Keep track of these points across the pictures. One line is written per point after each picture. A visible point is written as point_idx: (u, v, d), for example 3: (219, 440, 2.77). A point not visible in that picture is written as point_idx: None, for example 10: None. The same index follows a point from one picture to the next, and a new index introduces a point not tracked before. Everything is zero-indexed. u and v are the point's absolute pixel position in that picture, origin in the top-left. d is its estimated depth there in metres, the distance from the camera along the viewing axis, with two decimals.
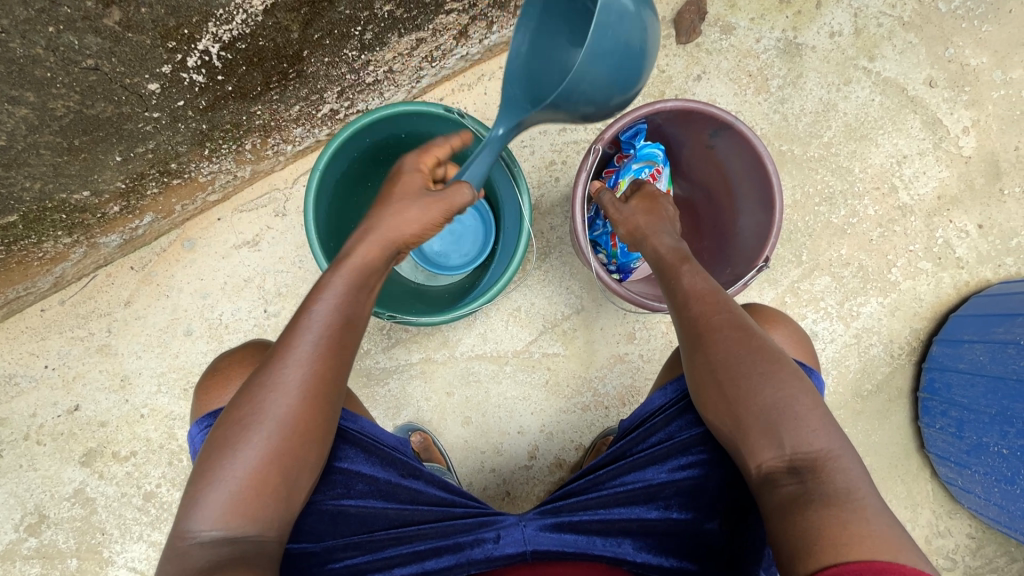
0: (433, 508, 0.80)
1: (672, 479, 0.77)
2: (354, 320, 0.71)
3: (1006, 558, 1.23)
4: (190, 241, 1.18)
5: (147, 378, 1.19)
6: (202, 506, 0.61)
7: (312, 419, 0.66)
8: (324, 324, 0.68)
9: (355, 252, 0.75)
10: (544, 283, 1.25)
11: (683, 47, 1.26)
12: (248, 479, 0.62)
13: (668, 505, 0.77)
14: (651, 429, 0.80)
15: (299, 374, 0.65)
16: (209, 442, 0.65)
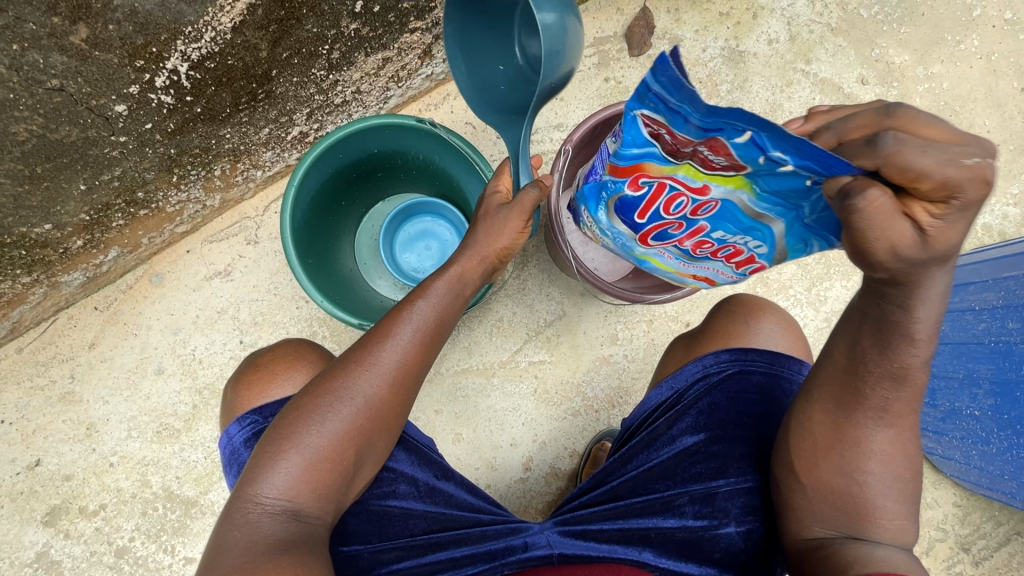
0: (464, 513, 0.78)
1: (684, 488, 0.76)
2: (448, 324, 0.75)
3: (993, 523, 1.25)
4: (158, 276, 1.15)
5: (116, 424, 1.13)
6: (281, 466, 0.64)
7: (394, 407, 0.70)
8: (424, 320, 0.73)
9: (463, 257, 0.78)
10: (523, 292, 1.26)
11: (636, 59, 1.33)
12: (328, 450, 0.65)
13: (684, 513, 0.75)
14: (655, 433, 0.79)
15: (393, 363, 0.69)
16: (293, 405, 0.67)
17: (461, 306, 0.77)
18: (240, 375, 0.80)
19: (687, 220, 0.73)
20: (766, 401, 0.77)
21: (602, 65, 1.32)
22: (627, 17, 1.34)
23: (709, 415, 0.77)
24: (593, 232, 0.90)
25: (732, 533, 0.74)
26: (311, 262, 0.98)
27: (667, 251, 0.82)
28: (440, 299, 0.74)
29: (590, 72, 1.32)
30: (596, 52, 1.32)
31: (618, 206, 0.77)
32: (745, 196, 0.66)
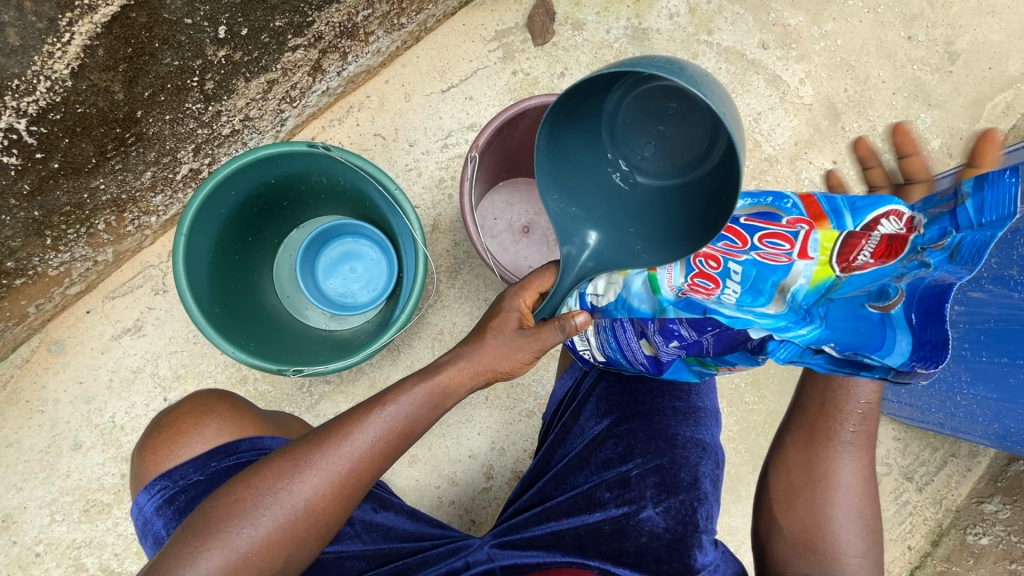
0: (404, 543, 0.75)
1: (601, 477, 0.75)
2: (418, 433, 0.70)
3: (931, 450, 1.31)
4: (58, 343, 1.05)
5: (36, 510, 1.04)
6: (199, 567, 0.60)
7: (332, 512, 0.65)
8: (390, 425, 0.67)
9: (454, 367, 0.71)
10: (460, 300, 1.23)
11: (541, 48, 1.31)
12: (253, 553, 0.62)
13: (606, 503, 0.73)
14: (566, 428, 0.81)
15: (338, 467, 0.65)
16: (225, 497, 0.64)
17: (437, 416, 0.72)
18: (151, 431, 0.77)
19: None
20: (657, 375, 0.78)
21: (508, 58, 1.29)
22: (527, 6, 1.31)
23: (609, 402, 0.79)
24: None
25: (654, 515, 0.71)
26: (220, 307, 0.92)
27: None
28: (418, 408, 0.69)
29: (497, 67, 1.29)
30: (500, 45, 1.29)
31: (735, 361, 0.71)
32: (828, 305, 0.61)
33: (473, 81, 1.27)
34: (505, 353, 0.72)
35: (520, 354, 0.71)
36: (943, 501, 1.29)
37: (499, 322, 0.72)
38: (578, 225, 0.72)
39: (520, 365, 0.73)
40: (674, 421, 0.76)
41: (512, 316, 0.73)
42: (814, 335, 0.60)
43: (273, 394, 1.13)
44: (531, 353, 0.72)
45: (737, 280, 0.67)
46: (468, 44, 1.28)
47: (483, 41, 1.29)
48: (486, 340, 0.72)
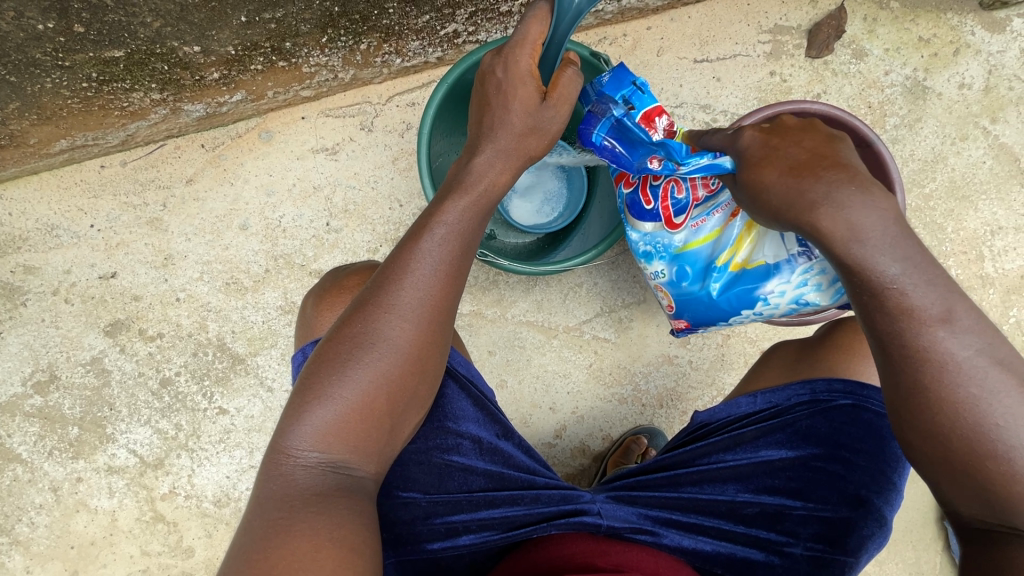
0: (520, 474, 0.78)
1: (757, 499, 0.76)
2: (470, 247, 0.69)
3: None
4: (268, 133, 1.13)
5: (191, 263, 1.14)
6: (310, 424, 0.62)
7: (429, 349, 0.66)
8: (445, 245, 0.67)
9: (492, 172, 0.71)
10: (611, 266, 1.22)
11: (811, 61, 1.22)
12: (358, 400, 0.63)
13: (751, 523, 0.75)
14: (737, 438, 0.79)
15: (415, 303, 0.65)
16: (320, 360, 0.64)
17: (483, 224, 0.72)
18: (322, 291, 0.80)
19: (707, 213, 0.82)
20: (871, 439, 0.76)
21: (772, 56, 1.21)
22: (818, 13, 1.21)
23: (809, 435, 0.77)
24: (660, 292, 0.89)
25: (798, 553, 0.74)
26: (441, 160, 0.97)
27: (708, 219, 0.82)
28: (463, 217, 0.68)
29: (757, 60, 1.20)
30: (772, 40, 1.21)
31: (629, 211, 0.87)
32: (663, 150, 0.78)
33: (728, 63, 1.20)
34: (542, 128, 0.73)
35: (556, 117, 0.74)
36: None
37: (518, 100, 0.71)
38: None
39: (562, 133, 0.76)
40: (858, 483, 0.75)
41: (531, 87, 0.71)
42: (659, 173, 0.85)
43: None
44: (565, 121, 0.75)
45: None
46: (742, 26, 1.20)
47: (758, 29, 1.21)
48: (509, 110, 0.72)
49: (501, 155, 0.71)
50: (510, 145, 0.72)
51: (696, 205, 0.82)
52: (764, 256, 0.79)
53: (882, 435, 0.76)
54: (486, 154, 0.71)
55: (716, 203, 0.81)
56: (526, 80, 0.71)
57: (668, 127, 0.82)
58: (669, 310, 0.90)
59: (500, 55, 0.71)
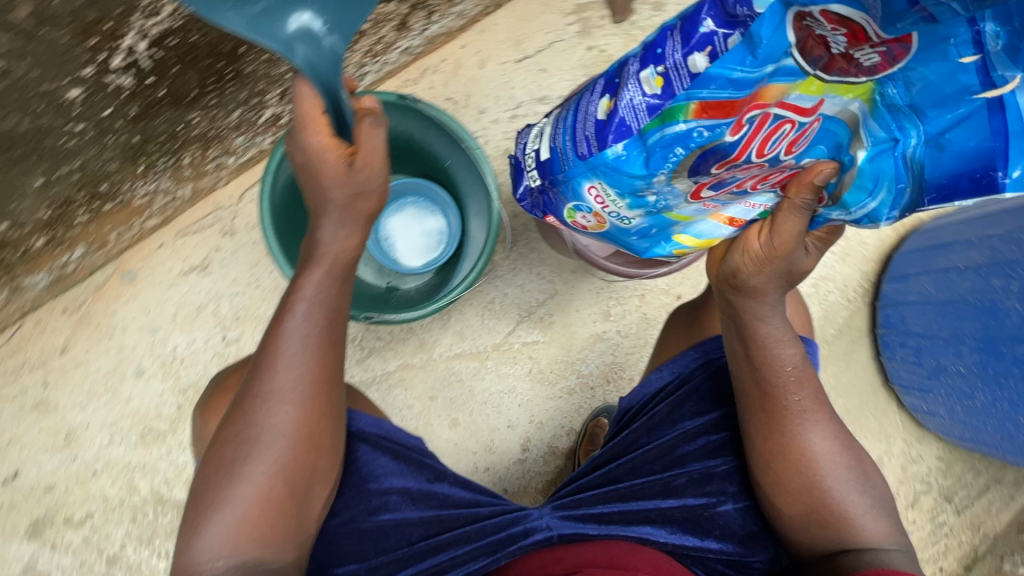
0: (461, 510, 0.78)
1: (684, 469, 0.77)
2: (339, 314, 0.71)
3: (969, 470, 1.38)
4: (130, 273, 1.09)
5: (96, 430, 1.08)
6: (213, 534, 0.61)
7: (320, 424, 0.67)
8: (310, 320, 0.68)
9: (337, 242, 0.73)
10: (514, 273, 1.25)
11: (619, 26, 1.29)
12: (257, 496, 0.63)
13: (684, 492, 0.76)
14: (654, 420, 0.80)
15: (292, 384, 0.65)
16: (211, 465, 0.64)
17: (347, 290, 0.74)
18: (207, 398, 0.79)
19: (729, 203, 0.71)
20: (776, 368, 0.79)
21: (584, 33, 1.28)
22: None
23: (718, 393, 0.79)
24: (596, 219, 0.77)
25: (731, 509, 0.75)
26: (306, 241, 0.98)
27: (723, 209, 0.72)
28: (321, 288, 0.70)
29: (572, 41, 1.27)
30: (578, 20, 1.28)
31: (707, 153, 0.63)
32: (862, 129, 0.60)
33: (546, 53, 1.26)
34: (365, 188, 0.73)
35: (373, 175, 0.73)
36: (980, 526, 1.37)
37: (327, 174, 0.71)
38: (285, 5, 0.71)
39: (387, 185, 0.76)
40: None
41: (333, 157, 0.70)
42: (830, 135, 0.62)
43: None
44: (384, 174, 0.74)
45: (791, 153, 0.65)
46: (547, 16, 1.27)
47: (562, 14, 1.27)
48: (325, 186, 0.72)
49: (341, 226, 0.74)
50: (343, 215, 0.73)
51: (736, 191, 0.69)
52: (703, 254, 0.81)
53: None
54: (327, 226, 0.73)
55: (748, 200, 0.70)
56: (327, 153, 0.70)
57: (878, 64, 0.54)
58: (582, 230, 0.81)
59: (295, 142, 0.73)
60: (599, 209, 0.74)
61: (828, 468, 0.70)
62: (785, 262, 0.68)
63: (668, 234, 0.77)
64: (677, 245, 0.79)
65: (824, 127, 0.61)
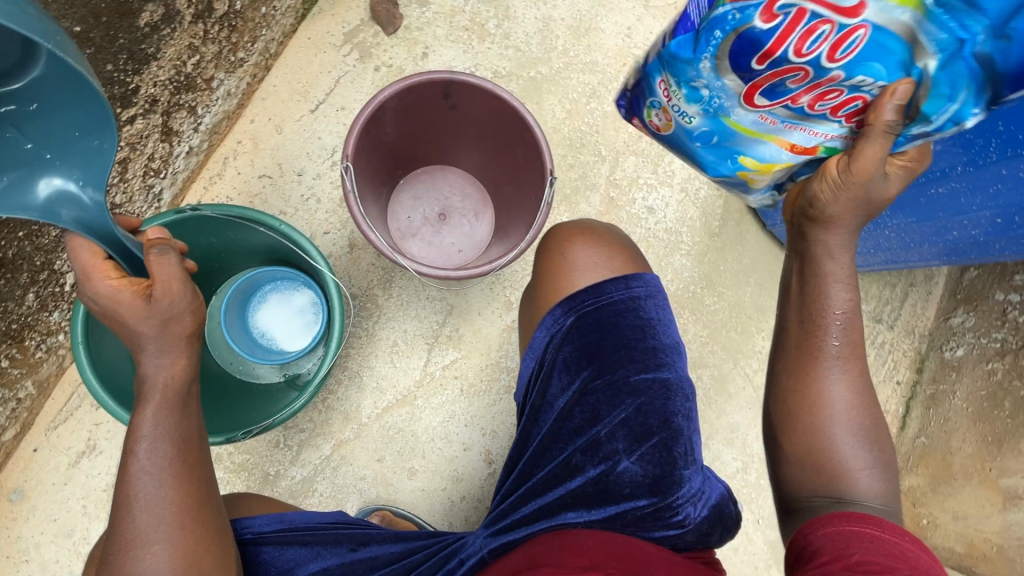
0: (393, 565, 0.74)
1: (574, 443, 0.72)
2: (193, 440, 0.71)
3: (886, 286, 1.46)
4: (19, 490, 1.03)
5: None
6: None
7: (200, 552, 0.65)
8: (157, 456, 0.67)
9: (163, 370, 0.70)
10: (404, 307, 1.23)
11: (395, 36, 1.28)
12: None
13: (583, 465, 0.71)
14: (536, 409, 0.74)
15: (154, 519, 0.65)
16: None
17: (194, 412, 0.73)
18: None
19: (783, 122, 0.68)
20: (627, 316, 0.74)
21: (365, 57, 1.26)
22: None
23: (578, 357, 0.73)
24: (659, 116, 0.76)
25: (631, 465, 0.71)
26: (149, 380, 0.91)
27: (779, 124, 0.69)
28: (160, 423, 0.69)
29: (357, 69, 1.25)
30: (353, 46, 1.25)
31: (735, 46, 0.58)
32: (920, 39, 0.55)
33: (337, 91, 1.23)
34: (171, 314, 0.70)
35: (177, 298, 0.70)
36: (915, 329, 1.45)
37: (128, 315, 0.68)
38: (27, 174, 0.68)
39: (200, 303, 0.73)
40: (636, 371, 0.72)
41: (128, 295, 0.68)
42: (891, 63, 0.58)
43: (251, 460, 1.14)
44: (192, 295, 0.71)
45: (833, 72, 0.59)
46: (322, 55, 1.23)
47: (336, 47, 1.24)
48: (130, 325, 0.69)
49: (162, 356, 0.70)
50: (161, 343, 0.70)
51: (795, 108, 0.65)
52: (767, 182, 0.81)
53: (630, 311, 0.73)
54: (146, 360, 0.70)
55: (805, 123, 0.68)
56: (119, 293, 0.68)
57: None
58: (656, 130, 0.79)
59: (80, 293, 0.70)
60: (669, 108, 0.73)
61: (843, 416, 0.71)
62: (863, 186, 0.68)
63: (712, 144, 0.76)
64: (739, 168, 0.78)
65: (873, 36, 0.55)
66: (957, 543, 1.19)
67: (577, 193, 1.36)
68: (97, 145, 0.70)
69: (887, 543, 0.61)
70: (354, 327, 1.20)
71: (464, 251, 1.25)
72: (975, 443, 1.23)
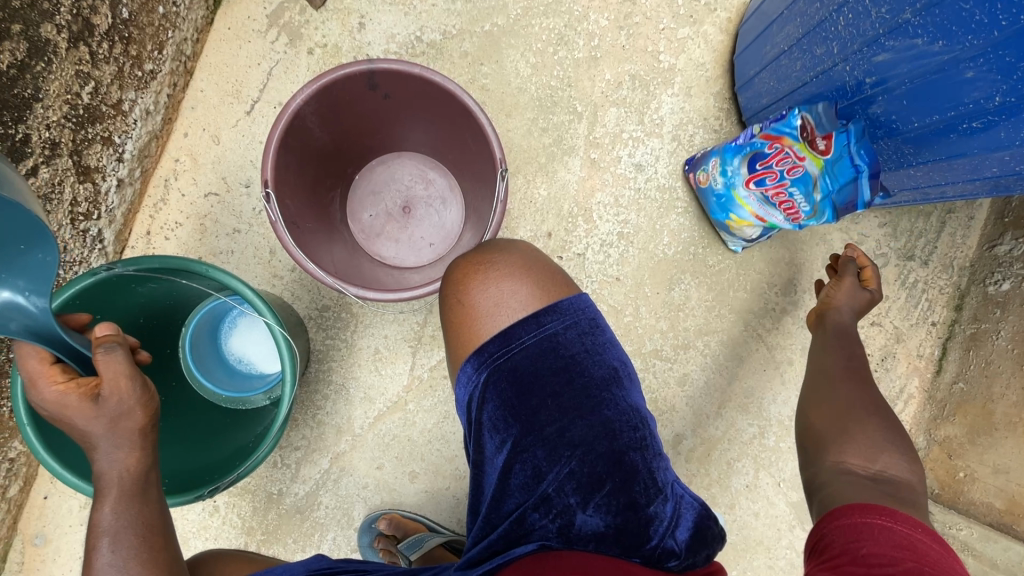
0: None
1: (526, 493, 0.73)
2: (157, 524, 0.65)
3: (923, 218, 1.28)
4: (40, 535, 1.07)
5: None
6: None
7: None
8: (121, 547, 0.62)
9: (117, 459, 0.65)
10: (381, 311, 1.17)
11: (325, 10, 1.12)
12: None
13: (545, 521, 0.71)
14: (479, 459, 0.78)
15: None
16: None
17: (157, 497, 0.67)
18: None
19: (761, 200, 1.05)
20: (544, 359, 0.75)
21: (295, 40, 1.11)
22: None
23: (503, 416, 0.74)
24: (709, 166, 1.13)
25: (588, 517, 0.71)
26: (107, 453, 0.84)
27: (756, 202, 1.06)
28: (122, 513, 0.64)
29: (290, 55, 1.11)
30: (281, 29, 1.11)
31: (752, 154, 1.02)
32: (819, 184, 0.93)
33: (272, 86, 1.11)
34: (122, 411, 0.64)
35: (129, 393, 0.64)
36: (955, 262, 1.28)
37: (74, 415, 0.63)
38: None
39: (155, 396, 0.66)
40: (571, 422, 0.73)
41: (72, 398, 0.62)
42: (807, 195, 0.95)
43: (253, 482, 1.15)
44: (146, 389, 0.65)
45: (797, 190, 0.97)
46: (247, 46, 1.10)
47: (261, 34, 1.10)
48: (79, 427, 0.63)
49: (117, 448, 0.64)
50: (113, 437, 0.64)
51: (766, 198, 1.03)
52: (747, 233, 1.14)
53: (546, 351, 0.75)
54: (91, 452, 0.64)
55: (771, 205, 1.03)
56: (64, 397, 0.62)
57: (823, 148, 0.91)
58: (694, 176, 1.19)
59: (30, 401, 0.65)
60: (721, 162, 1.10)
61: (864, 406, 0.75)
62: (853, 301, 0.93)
63: (728, 194, 1.10)
64: (732, 219, 1.13)
65: (800, 176, 0.95)
66: (998, 497, 1.13)
67: (553, 161, 1.21)
68: (41, 257, 0.64)
69: (897, 534, 0.55)
70: (332, 339, 1.15)
71: (436, 246, 1.12)
72: (1020, 390, 1.11)
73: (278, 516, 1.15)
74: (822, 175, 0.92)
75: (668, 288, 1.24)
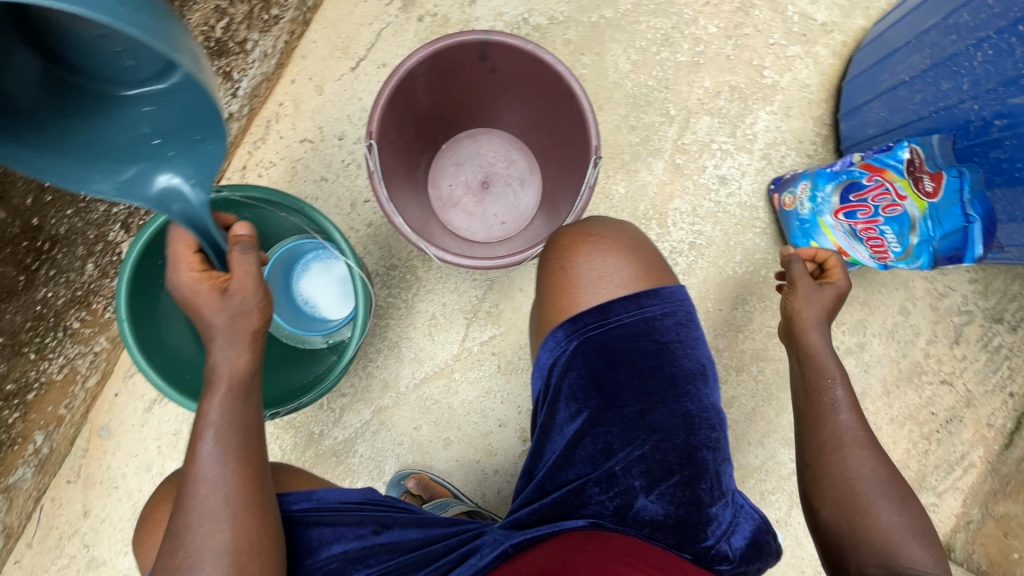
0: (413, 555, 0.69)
1: (595, 467, 0.73)
2: (255, 425, 0.67)
3: (1018, 280, 1.20)
4: (104, 428, 1.15)
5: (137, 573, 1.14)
6: None
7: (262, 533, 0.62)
8: (224, 440, 0.64)
9: (229, 355, 0.67)
10: (445, 278, 1.20)
11: None
12: None
13: (603, 499, 0.72)
14: (545, 430, 0.76)
15: (220, 501, 0.61)
16: None
17: (256, 399, 0.69)
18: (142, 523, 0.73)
19: (847, 234, 0.98)
20: (639, 339, 0.75)
21: (409, 6, 1.15)
22: None
23: (585, 386, 0.74)
24: (792, 192, 1.07)
25: (650, 503, 0.71)
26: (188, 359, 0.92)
27: (843, 234, 0.99)
28: (227, 408, 0.65)
29: (401, 20, 1.15)
30: None
31: (848, 184, 0.97)
32: (916, 229, 0.90)
33: (380, 46, 1.15)
34: (241, 309, 0.67)
35: (251, 294, 0.68)
36: None
37: (202, 306, 0.67)
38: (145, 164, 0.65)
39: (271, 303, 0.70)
40: (653, 406, 0.73)
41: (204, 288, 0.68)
42: (904, 236, 0.91)
43: (298, 418, 1.20)
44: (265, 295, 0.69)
45: (891, 231, 0.93)
46: (364, 6, 1.15)
47: None
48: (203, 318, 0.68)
49: (233, 343, 0.67)
50: (229, 334, 0.67)
51: (855, 231, 0.97)
52: None
53: (643, 333, 0.74)
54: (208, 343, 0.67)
55: (857, 241, 0.97)
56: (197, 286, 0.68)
57: (929, 191, 0.89)
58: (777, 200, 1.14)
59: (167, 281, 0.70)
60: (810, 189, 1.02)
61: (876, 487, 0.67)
62: None
63: (813, 224, 1.03)
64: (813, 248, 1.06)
65: (896, 217, 0.92)
66: None
67: (636, 160, 1.20)
68: (212, 149, 0.65)
69: None
70: (394, 297, 1.19)
71: (508, 225, 1.14)
72: None
73: (315, 455, 1.20)
74: (924, 218, 0.89)
75: (730, 307, 1.21)
